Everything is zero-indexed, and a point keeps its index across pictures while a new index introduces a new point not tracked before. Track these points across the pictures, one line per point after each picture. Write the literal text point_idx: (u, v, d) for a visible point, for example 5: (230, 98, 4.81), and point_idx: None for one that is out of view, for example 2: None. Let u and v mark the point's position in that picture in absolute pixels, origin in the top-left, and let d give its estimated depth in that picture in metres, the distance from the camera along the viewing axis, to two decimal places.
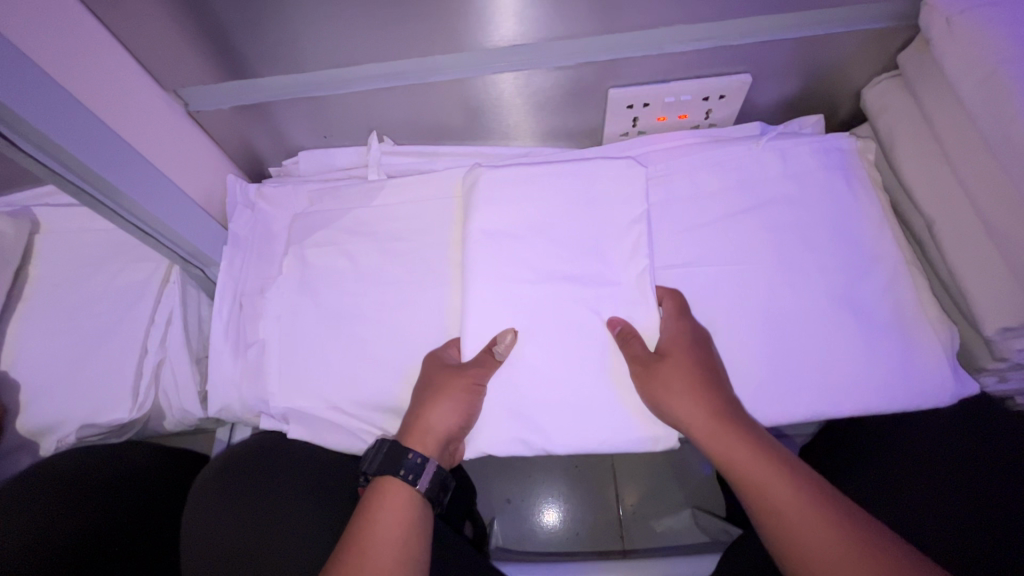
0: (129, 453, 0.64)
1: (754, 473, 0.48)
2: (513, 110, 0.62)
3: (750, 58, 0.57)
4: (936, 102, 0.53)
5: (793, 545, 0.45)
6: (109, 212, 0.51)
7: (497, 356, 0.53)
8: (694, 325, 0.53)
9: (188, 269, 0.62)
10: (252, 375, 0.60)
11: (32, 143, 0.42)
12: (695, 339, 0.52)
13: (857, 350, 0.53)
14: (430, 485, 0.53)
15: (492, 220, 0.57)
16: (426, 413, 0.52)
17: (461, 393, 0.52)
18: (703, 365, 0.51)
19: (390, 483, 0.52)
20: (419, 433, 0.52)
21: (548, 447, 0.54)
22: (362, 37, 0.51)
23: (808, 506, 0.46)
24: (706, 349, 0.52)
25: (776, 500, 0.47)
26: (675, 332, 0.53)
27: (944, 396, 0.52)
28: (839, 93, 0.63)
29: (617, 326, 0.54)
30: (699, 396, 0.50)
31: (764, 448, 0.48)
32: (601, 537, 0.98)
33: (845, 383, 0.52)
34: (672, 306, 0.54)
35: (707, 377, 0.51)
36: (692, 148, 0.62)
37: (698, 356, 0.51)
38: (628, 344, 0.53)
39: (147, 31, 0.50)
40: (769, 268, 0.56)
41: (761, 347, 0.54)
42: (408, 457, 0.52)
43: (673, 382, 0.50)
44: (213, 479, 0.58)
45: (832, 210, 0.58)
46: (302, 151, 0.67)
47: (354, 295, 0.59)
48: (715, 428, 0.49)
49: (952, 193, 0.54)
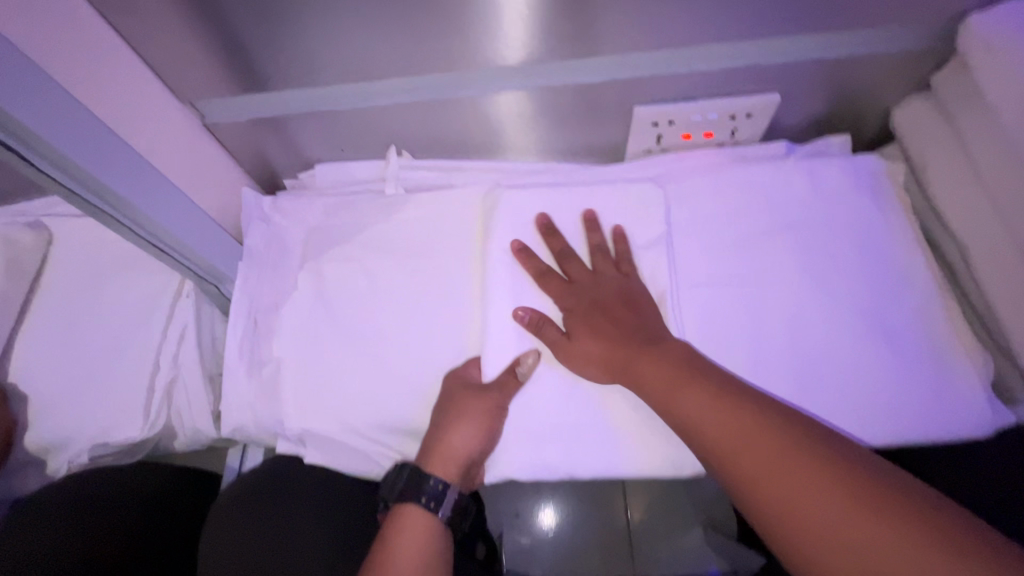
0: (139, 478, 0.63)
1: (659, 389, 0.45)
2: (535, 125, 0.61)
3: (780, 78, 0.55)
4: (973, 125, 0.52)
5: (714, 457, 0.41)
6: (122, 228, 0.50)
7: (519, 377, 0.52)
8: (584, 284, 0.54)
9: (202, 285, 0.61)
10: (266, 395, 0.58)
11: (47, 160, 0.41)
12: (586, 295, 0.53)
13: (890, 378, 0.52)
14: (451, 511, 0.52)
15: (514, 239, 0.56)
16: (445, 436, 0.51)
17: (481, 415, 0.51)
18: (605, 304, 0.52)
19: (409, 511, 0.51)
20: (438, 457, 0.51)
21: (573, 473, 0.52)
22: (384, 51, 0.50)
23: (715, 406, 0.42)
24: (602, 284, 0.53)
25: (686, 412, 0.43)
26: (570, 295, 0.53)
27: (979, 428, 0.51)
28: (868, 113, 0.62)
29: (523, 317, 0.53)
30: (597, 344, 0.50)
31: (663, 359, 0.46)
32: (610, 555, 0.97)
33: (878, 412, 0.51)
34: (548, 276, 0.54)
35: (612, 317, 0.51)
36: (718, 167, 0.60)
37: (592, 306, 0.52)
38: (541, 331, 0.52)
39: (165, 43, 0.49)
40: (800, 291, 0.55)
41: (791, 373, 0.53)
42: (429, 484, 0.50)
43: (584, 350, 0.51)
44: (230, 507, 0.57)
45: (862, 232, 0.56)
46: (319, 164, 0.66)
47: (371, 313, 0.58)
48: (631, 352, 0.48)
49: (986, 218, 0.52)
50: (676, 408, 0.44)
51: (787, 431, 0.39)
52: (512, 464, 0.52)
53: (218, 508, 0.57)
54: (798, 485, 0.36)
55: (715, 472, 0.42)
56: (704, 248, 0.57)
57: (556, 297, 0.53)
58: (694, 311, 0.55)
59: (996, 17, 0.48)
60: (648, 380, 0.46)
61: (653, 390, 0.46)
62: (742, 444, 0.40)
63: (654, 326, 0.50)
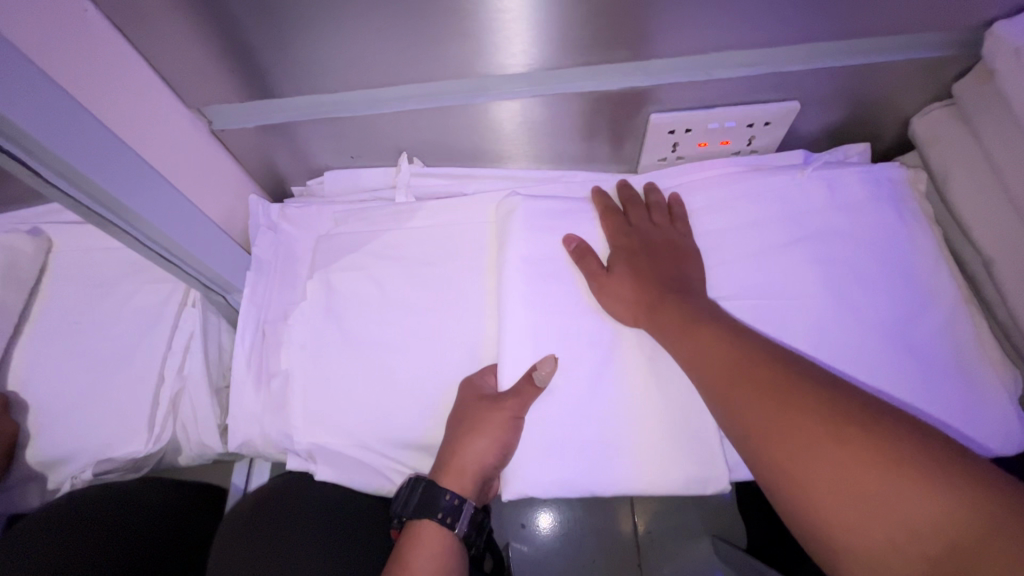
0: (144, 495, 0.62)
1: (675, 337, 0.47)
2: (548, 132, 0.60)
3: (799, 86, 0.54)
4: (997, 134, 0.51)
5: (723, 399, 0.43)
6: (131, 239, 0.49)
7: (537, 386, 0.50)
8: (636, 231, 0.55)
9: (209, 296, 0.59)
10: (274, 407, 0.57)
11: (54, 170, 0.39)
12: (636, 237, 0.55)
13: (915, 393, 0.50)
14: (467, 528, 0.51)
15: (530, 249, 0.54)
16: (461, 451, 0.50)
17: (498, 428, 0.50)
18: (652, 249, 0.54)
19: (425, 530, 0.50)
20: (453, 474, 0.50)
21: (593, 490, 0.51)
22: (397, 57, 0.49)
23: (728, 354, 0.44)
24: (655, 233, 0.55)
25: (697, 357, 0.46)
26: (624, 235, 0.55)
27: (1007, 444, 0.50)
28: (886, 121, 0.61)
29: (572, 243, 0.55)
30: (626, 288, 0.52)
31: (681, 312, 0.48)
32: (618, 565, 0.95)
33: None
34: (612, 213, 0.57)
35: (653, 261, 0.53)
36: (736, 176, 0.59)
37: (639, 247, 0.54)
38: (583, 259, 0.54)
39: (173, 49, 0.47)
40: (821, 302, 0.54)
41: None
42: (444, 500, 0.50)
43: (617, 289, 0.52)
44: (239, 525, 0.56)
45: (885, 243, 0.55)
46: (327, 171, 0.64)
47: (382, 323, 0.57)
48: (651, 302, 0.50)
49: (1011, 229, 0.51)
50: (691, 346, 0.46)
51: (796, 379, 0.40)
52: (528, 481, 0.50)
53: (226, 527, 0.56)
54: (796, 431, 0.38)
55: (721, 416, 0.44)
56: (721, 259, 0.56)
57: (610, 232, 0.56)
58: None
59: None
60: (664, 328, 0.48)
61: (669, 333, 0.48)
62: (748, 386, 0.42)
63: (688, 278, 0.52)
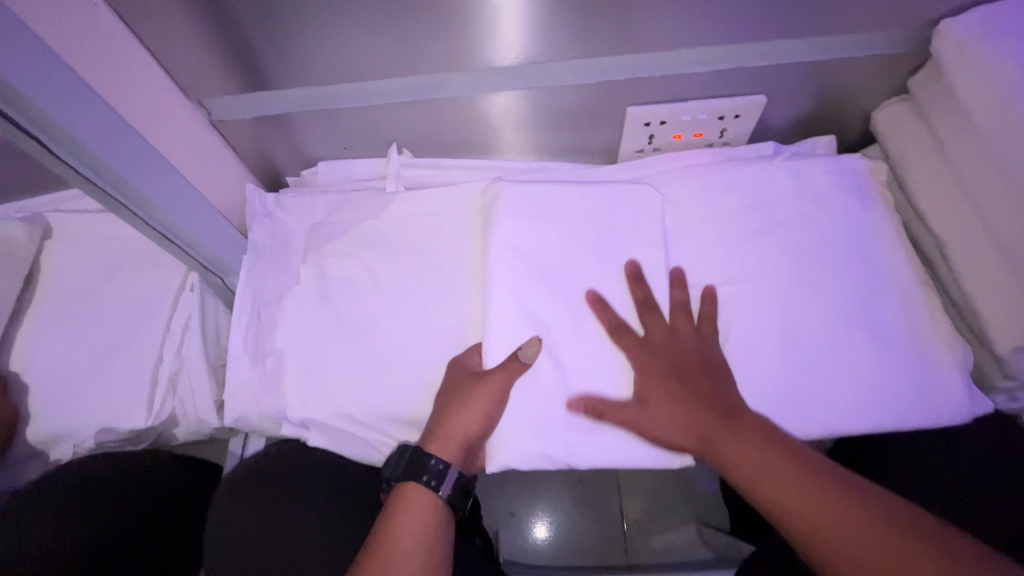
0: (145, 462, 0.65)
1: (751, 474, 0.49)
2: (529, 126, 0.63)
3: (765, 79, 0.58)
4: (948, 125, 0.55)
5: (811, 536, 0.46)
6: (134, 217, 0.52)
7: (523, 361, 0.52)
8: (660, 346, 0.54)
9: (208, 278, 0.62)
10: (268, 385, 0.59)
11: (65, 148, 0.43)
12: (662, 358, 0.54)
13: (875, 366, 0.53)
14: (453, 493, 0.54)
15: (513, 233, 0.56)
16: (449, 421, 0.52)
17: (484, 398, 0.52)
18: (687, 367, 0.53)
19: (414, 491, 0.52)
20: (441, 442, 0.52)
21: (571, 461, 0.53)
22: (386, 51, 0.52)
23: (804, 489, 0.47)
24: (685, 345, 0.54)
25: (777, 495, 0.48)
26: (648, 355, 0.54)
27: (962, 414, 0.53)
28: (850, 115, 0.65)
29: (578, 406, 0.53)
30: (681, 417, 0.52)
31: (748, 446, 0.50)
32: (605, 553, 0.98)
33: (864, 400, 0.53)
34: (621, 331, 0.54)
35: (695, 385, 0.53)
36: (709, 165, 0.62)
37: (671, 368, 0.53)
38: (602, 416, 0.52)
39: (174, 41, 0.50)
40: (787, 281, 0.56)
41: (780, 361, 0.54)
42: (430, 463, 0.52)
43: (665, 422, 0.52)
44: (238, 487, 0.59)
45: (848, 226, 0.58)
46: (321, 162, 0.68)
47: (373, 306, 0.59)
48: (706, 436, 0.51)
49: (963, 215, 0.55)
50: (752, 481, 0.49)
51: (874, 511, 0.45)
52: (513, 452, 0.52)
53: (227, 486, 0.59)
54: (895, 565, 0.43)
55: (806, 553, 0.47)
56: (697, 245, 0.59)
57: (628, 353, 0.54)
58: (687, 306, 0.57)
59: (967, 22, 0.51)
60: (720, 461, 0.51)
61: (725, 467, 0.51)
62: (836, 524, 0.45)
63: (731, 397, 0.52)
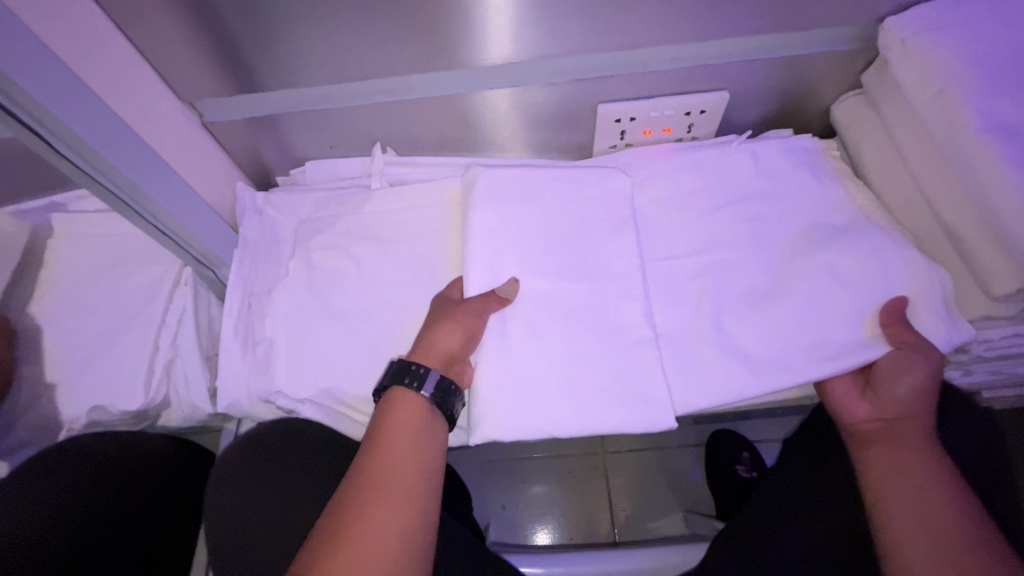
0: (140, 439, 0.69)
1: (933, 490, 0.51)
2: (505, 125, 0.67)
3: (725, 76, 0.61)
4: (895, 115, 0.59)
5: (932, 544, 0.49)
6: (131, 213, 0.56)
7: (502, 296, 0.56)
8: (857, 422, 0.55)
9: (200, 271, 0.66)
10: (260, 371, 0.62)
11: (67, 144, 0.46)
12: (870, 437, 0.55)
13: (833, 324, 0.56)
14: (442, 398, 0.54)
15: (488, 218, 0.59)
16: (433, 330, 0.55)
17: (467, 313, 0.55)
18: (901, 428, 0.53)
19: (403, 400, 0.53)
20: (422, 350, 0.54)
21: (552, 430, 0.54)
22: (367, 52, 0.56)
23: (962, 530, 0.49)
24: (869, 431, 0.55)
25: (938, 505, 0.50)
26: (856, 425, 0.55)
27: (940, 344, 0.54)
28: (810, 108, 0.68)
29: (894, 314, 0.54)
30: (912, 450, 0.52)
31: (942, 482, 0.51)
32: (594, 536, 1.00)
33: (829, 356, 0.55)
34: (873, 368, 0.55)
35: (895, 437, 0.53)
36: (672, 154, 0.67)
37: (883, 434, 0.54)
38: (895, 325, 0.54)
39: (167, 45, 0.54)
40: (747, 258, 0.59)
41: (747, 328, 0.57)
42: (413, 368, 0.54)
43: (903, 439, 0.53)
44: (235, 468, 0.64)
45: (803, 200, 0.62)
46: (309, 161, 0.71)
47: (358, 294, 0.62)
48: (908, 489, 0.51)
49: (915, 198, 0.60)
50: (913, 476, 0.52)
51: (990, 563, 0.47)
52: (502, 425, 0.53)
53: (225, 466, 0.64)
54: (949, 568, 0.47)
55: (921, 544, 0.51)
56: (666, 229, 0.62)
57: (853, 414, 0.55)
58: (658, 284, 0.60)
59: (909, 18, 0.54)
60: (882, 466, 0.53)
61: (881, 486, 0.52)
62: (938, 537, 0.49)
63: (905, 442, 0.53)
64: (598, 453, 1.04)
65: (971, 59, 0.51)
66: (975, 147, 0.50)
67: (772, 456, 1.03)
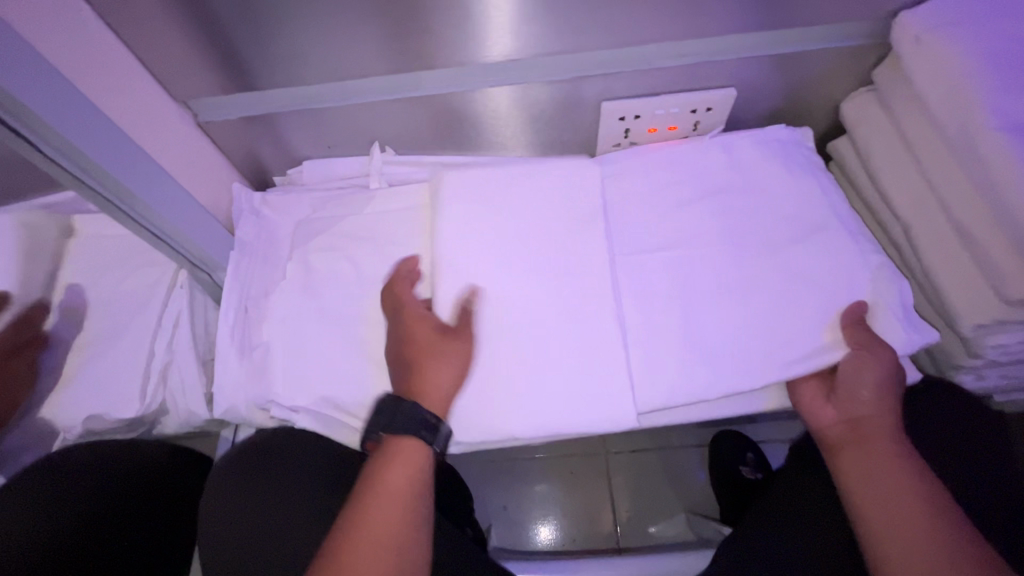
0: (140, 447, 0.67)
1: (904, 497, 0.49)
2: (506, 123, 0.65)
3: (733, 73, 0.60)
4: (907, 113, 0.57)
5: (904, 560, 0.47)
6: (124, 217, 0.54)
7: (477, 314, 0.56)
8: (824, 428, 0.54)
9: (195, 274, 0.65)
10: (256, 376, 0.61)
11: (54, 148, 0.45)
12: (838, 442, 0.53)
13: (806, 319, 0.54)
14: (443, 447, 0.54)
15: (465, 219, 0.59)
16: (432, 371, 0.53)
17: (461, 347, 0.54)
18: (868, 431, 0.52)
19: (405, 447, 0.52)
20: (423, 393, 0.52)
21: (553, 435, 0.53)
22: (365, 49, 0.54)
23: (935, 538, 0.47)
24: (837, 436, 0.53)
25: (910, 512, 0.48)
26: (824, 431, 0.54)
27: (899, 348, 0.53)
28: (819, 105, 0.67)
29: (852, 318, 0.53)
30: (880, 454, 0.51)
31: (913, 486, 0.49)
32: (595, 540, 0.98)
33: (795, 353, 0.53)
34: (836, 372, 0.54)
35: (863, 441, 0.52)
36: (644, 146, 0.64)
37: (850, 440, 0.52)
38: (854, 327, 0.53)
39: (159, 43, 0.52)
40: (716, 251, 0.57)
41: (720, 324, 0.55)
42: (422, 416, 0.52)
43: (871, 443, 0.51)
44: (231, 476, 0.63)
45: (777, 190, 0.60)
46: (306, 161, 0.69)
47: (356, 298, 0.61)
48: (878, 496, 0.49)
49: (925, 198, 0.58)
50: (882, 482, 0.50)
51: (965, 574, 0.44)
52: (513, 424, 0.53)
53: (221, 475, 0.63)
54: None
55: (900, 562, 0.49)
56: None
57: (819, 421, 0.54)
58: (629, 277, 0.57)
59: (924, 13, 0.53)
60: (852, 473, 0.51)
61: (856, 495, 0.51)
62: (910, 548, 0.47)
63: (872, 446, 0.51)
64: (601, 453, 1.03)
65: (988, 56, 0.50)
66: (990, 149, 0.48)
67: (775, 456, 1.02)
